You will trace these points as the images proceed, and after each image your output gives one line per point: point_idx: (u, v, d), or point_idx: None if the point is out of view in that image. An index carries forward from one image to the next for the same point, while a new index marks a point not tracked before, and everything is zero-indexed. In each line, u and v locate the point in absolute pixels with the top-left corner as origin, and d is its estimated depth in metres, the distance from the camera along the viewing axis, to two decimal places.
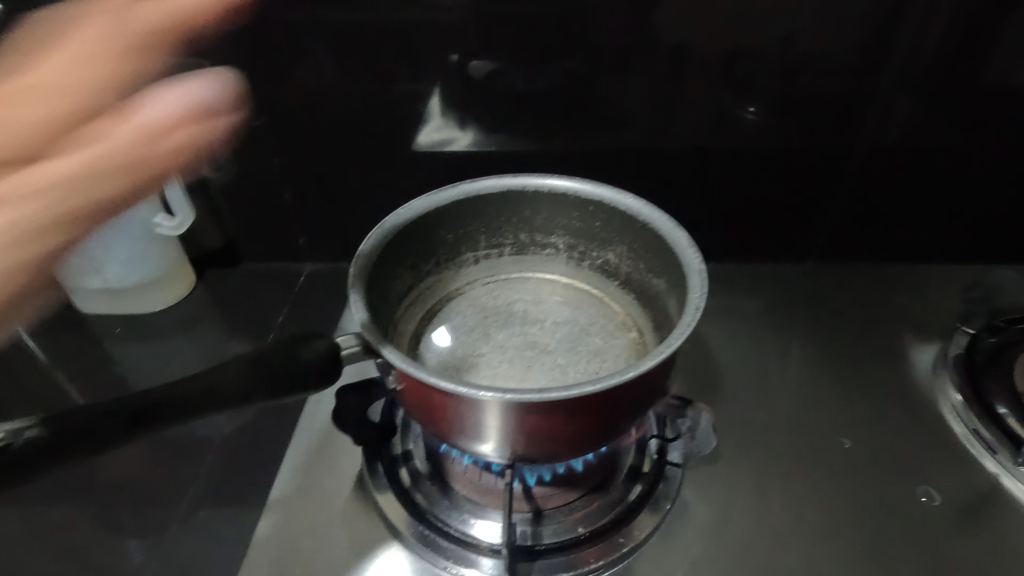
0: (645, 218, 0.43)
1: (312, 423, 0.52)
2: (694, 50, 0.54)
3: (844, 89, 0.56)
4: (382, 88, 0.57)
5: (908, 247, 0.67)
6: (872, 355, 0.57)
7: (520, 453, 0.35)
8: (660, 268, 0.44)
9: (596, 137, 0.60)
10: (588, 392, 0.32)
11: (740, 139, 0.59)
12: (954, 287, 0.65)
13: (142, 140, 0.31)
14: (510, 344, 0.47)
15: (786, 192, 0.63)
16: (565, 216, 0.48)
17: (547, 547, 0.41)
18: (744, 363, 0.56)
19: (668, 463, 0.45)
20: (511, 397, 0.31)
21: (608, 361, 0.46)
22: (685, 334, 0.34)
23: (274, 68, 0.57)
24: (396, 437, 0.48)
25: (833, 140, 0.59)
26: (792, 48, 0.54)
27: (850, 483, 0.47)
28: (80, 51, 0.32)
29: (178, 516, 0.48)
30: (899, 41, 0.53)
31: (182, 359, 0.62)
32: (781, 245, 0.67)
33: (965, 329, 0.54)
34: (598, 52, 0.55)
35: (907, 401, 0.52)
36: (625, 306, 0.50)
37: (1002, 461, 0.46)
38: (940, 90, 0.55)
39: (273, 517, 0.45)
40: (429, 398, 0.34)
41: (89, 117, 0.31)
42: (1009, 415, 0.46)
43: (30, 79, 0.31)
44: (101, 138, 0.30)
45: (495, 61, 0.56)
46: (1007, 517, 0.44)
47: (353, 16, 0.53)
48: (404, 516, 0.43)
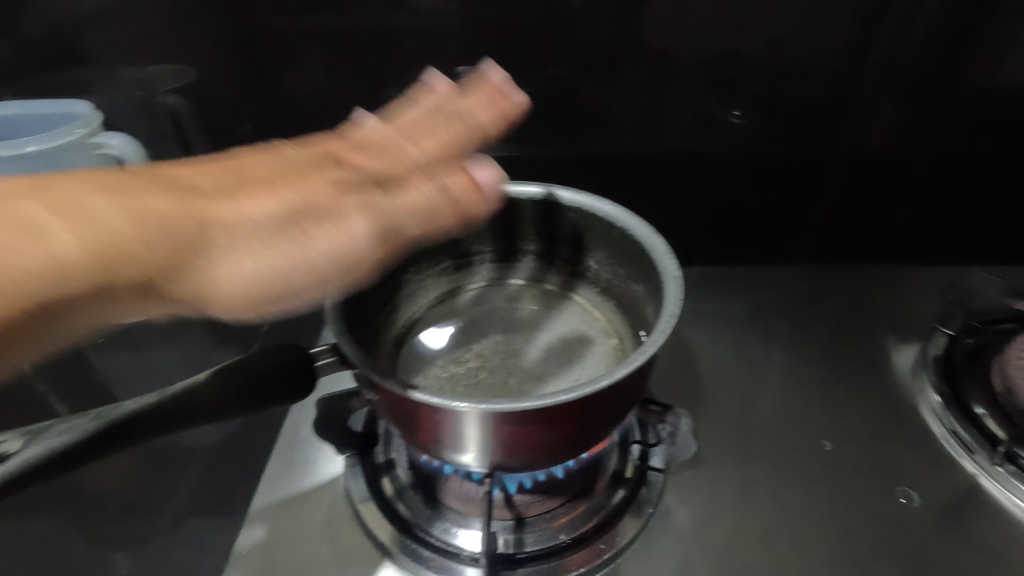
0: (623, 225, 0.43)
1: (294, 433, 0.52)
2: (679, 55, 0.54)
3: (825, 92, 0.56)
4: (366, 94, 0.57)
5: (888, 250, 0.67)
6: (855, 357, 0.57)
7: (499, 462, 0.35)
8: (639, 275, 0.44)
9: (580, 142, 0.60)
10: (562, 401, 0.32)
11: (723, 143, 0.60)
12: (934, 289, 0.65)
13: (462, 215, 0.36)
14: (490, 352, 0.47)
15: (769, 195, 0.64)
16: (545, 223, 0.48)
17: (529, 555, 0.41)
18: (728, 367, 0.57)
19: (650, 468, 0.45)
20: (485, 408, 0.31)
21: (588, 367, 0.47)
22: (660, 341, 0.34)
23: (259, 76, 0.57)
24: (378, 446, 0.48)
25: (814, 143, 0.60)
26: (776, 52, 0.54)
27: (832, 485, 0.47)
28: (398, 167, 0.42)
29: (162, 528, 0.47)
30: (878, 45, 0.54)
31: (166, 369, 0.61)
32: (765, 249, 0.68)
33: (944, 329, 0.54)
34: (581, 58, 0.55)
35: (889, 402, 0.52)
36: (605, 312, 0.50)
37: (980, 462, 0.46)
38: (918, 94, 0.56)
39: (256, 528, 0.46)
40: (406, 409, 0.34)
41: (318, 235, 0.35)
42: (986, 415, 0.48)
43: (345, 176, 0.40)
44: (422, 211, 0.36)
45: (481, 66, 0.56)
46: (986, 518, 0.44)
47: (337, 23, 0.53)
48: (387, 525, 0.43)
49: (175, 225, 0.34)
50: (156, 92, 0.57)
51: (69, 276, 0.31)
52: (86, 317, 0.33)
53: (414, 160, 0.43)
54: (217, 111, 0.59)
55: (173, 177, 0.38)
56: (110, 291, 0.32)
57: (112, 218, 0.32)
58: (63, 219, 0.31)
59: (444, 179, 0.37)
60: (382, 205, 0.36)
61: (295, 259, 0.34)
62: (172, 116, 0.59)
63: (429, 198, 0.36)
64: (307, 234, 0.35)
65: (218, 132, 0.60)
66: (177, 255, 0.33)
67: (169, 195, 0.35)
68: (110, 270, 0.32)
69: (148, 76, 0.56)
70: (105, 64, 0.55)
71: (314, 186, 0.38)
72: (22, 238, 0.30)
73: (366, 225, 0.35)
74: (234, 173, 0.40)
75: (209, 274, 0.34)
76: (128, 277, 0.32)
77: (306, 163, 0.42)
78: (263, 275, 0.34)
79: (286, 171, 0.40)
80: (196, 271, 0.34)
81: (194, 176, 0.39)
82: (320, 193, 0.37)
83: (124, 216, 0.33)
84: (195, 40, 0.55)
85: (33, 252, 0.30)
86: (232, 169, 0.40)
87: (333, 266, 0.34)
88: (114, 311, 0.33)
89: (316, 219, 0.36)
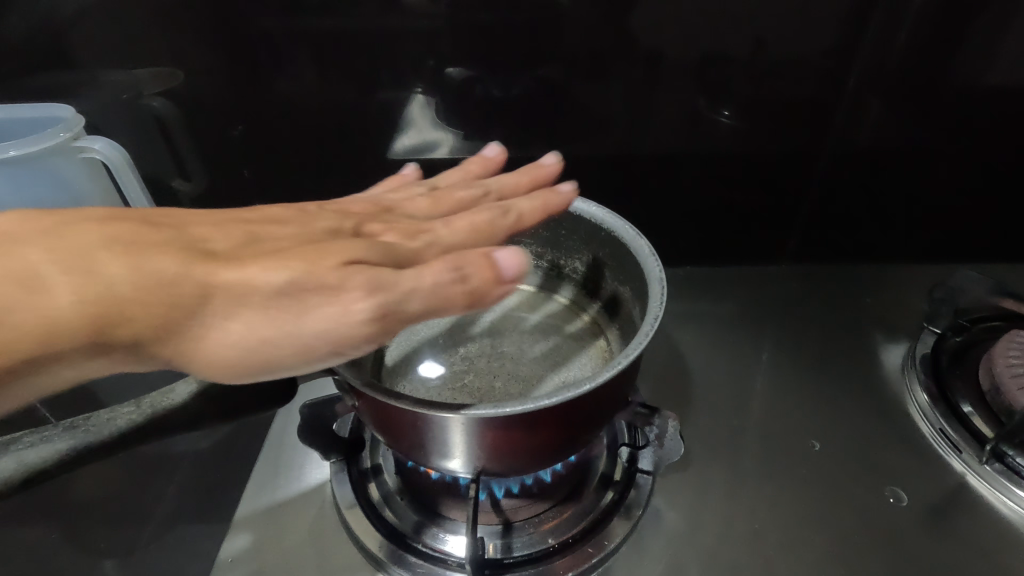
0: (608, 226, 0.43)
1: (281, 440, 0.52)
2: (668, 55, 0.54)
3: (812, 91, 0.56)
4: (352, 96, 0.57)
5: (877, 250, 0.67)
6: (844, 356, 0.57)
7: (484, 467, 0.35)
8: (625, 276, 0.44)
9: (568, 143, 0.60)
10: (544, 405, 0.31)
11: (712, 143, 0.60)
12: (923, 288, 0.66)
13: (473, 295, 0.33)
14: (477, 354, 0.47)
15: (758, 195, 0.64)
16: (532, 225, 0.48)
17: (518, 560, 0.40)
18: (719, 368, 0.56)
19: (639, 470, 0.45)
20: (467, 413, 0.31)
21: (575, 369, 0.46)
22: (643, 344, 0.34)
23: (244, 78, 0.56)
24: (366, 451, 0.48)
25: (801, 143, 0.60)
26: (765, 52, 0.54)
27: (820, 484, 0.47)
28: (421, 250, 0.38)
29: (148, 535, 0.46)
30: (864, 45, 0.54)
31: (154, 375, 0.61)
32: (754, 248, 0.68)
33: (931, 328, 0.54)
34: (568, 59, 0.55)
35: (878, 402, 0.53)
36: (593, 314, 0.50)
37: (968, 460, 0.46)
38: (905, 92, 0.56)
39: (241, 535, 0.46)
40: (388, 415, 0.34)
41: (312, 311, 0.32)
42: (973, 413, 0.47)
43: (360, 252, 0.35)
44: (429, 292, 0.32)
45: (469, 67, 0.55)
46: (975, 517, 0.44)
47: (322, 25, 0.53)
48: (374, 532, 0.43)
49: (174, 285, 0.32)
50: (141, 95, 0.57)
51: (61, 334, 0.30)
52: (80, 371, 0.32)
53: (444, 242, 0.40)
54: (202, 115, 0.58)
55: (188, 232, 0.37)
56: (104, 350, 0.32)
57: (115, 276, 0.32)
58: (66, 277, 0.31)
59: (459, 258, 0.33)
60: (390, 284, 0.32)
61: (289, 335, 0.31)
62: (157, 120, 0.58)
63: (436, 278, 0.32)
64: (304, 304, 0.32)
65: (204, 136, 0.60)
66: (170, 320, 0.32)
67: (175, 256, 0.34)
68: (105, 332, 0.31)
69: (132, 78, 0.56)
70: (88, 68, 0.55)
71: (323, 258, 0.34)
72: (23, 292, 0.30)
73: (367, 307, 0.31)
74: (252, 234, 0.38)
75: (203, 341, 0.32)
76: (122, 340, 0.31)
77: (323, 235, 0.39)
78: (248, 346, 0.32)
79: (300, 241, 0.37)
80: (190, 337, 0.32)
81: (210, 233, 0.37)
82: (325, 265, 0.34)
83: (128, 275, 0.32)
84: (179, 42, 0.54)
85: (32, 309, 0.30)
86: (252, 229, 0.39)
87: (327, 345, 0.32)
88: (105, 367, 0.32)
89: (316, 291, 0.32)
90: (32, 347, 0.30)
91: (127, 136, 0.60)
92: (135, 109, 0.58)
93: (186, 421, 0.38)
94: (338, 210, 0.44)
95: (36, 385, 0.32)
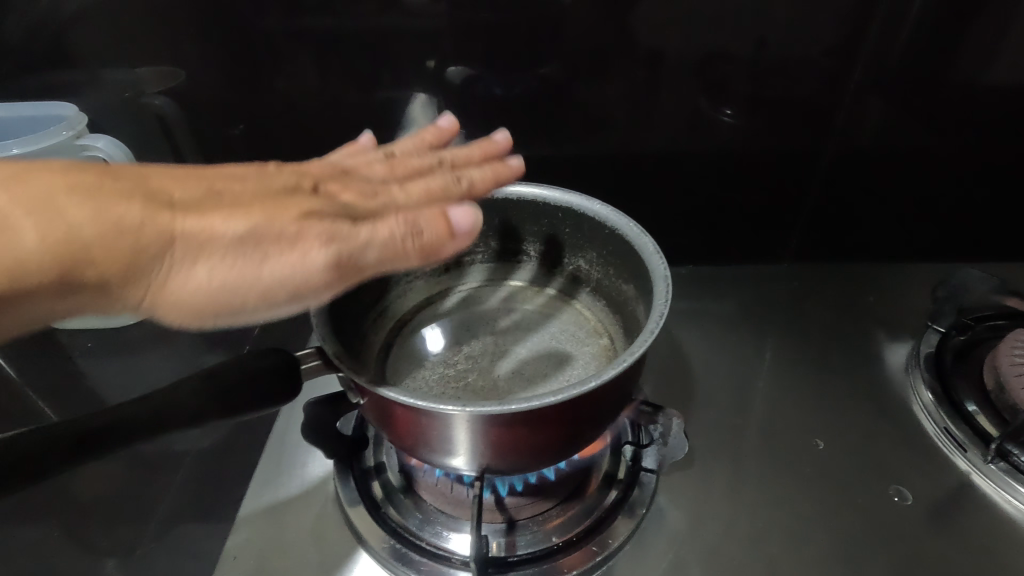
0: (612, 224, 0.43)
1: (283, 438, 0.51)
2: (670, 54, 0.54)
3: (814, 90, 0.56)
4: (354, 95, 0.57)
5: (879, 248, 0.67)
6: (846, 355, 0.57)
7: (488, 465, 0.35)
8: (629, 275, 0.44)
9: (570, 142, 0.60)
10: (549, 403, 0.31)
11: (714, 142, 0.60)
12: (925, 286, 0.65)
13: (426, 250, 0.33)
14: (480, 353, 0.47)
15: (760, 194, 0.64)
16: (535, 223, 0.48)
17: (521, 558, 0.40)
18: (720, 367, 0.56)
19: (642, 469, 0.45)
20: (471, 410, 0.31)
21: (578, 368, 0.46)
22: (648, 341, 0.33)
23: (245, 77, 0.56)
24: (368, 449, 0.48)
25: (804, 142, 0.60)
26: (767, 51, 0.54)
27: (823, 482, 0.47)
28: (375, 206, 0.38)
29: (150, 534, 0.47)
30: (866, 44, 0.53)
31: (156, 373, 0.61)
32: (757, 247, 0.68)
33: (936, 326, 0.54)
34: (570, 58, 0.55)
35: (880, 400, 0.53)
36: (596, 312, 0.50)
37: (972, 459, 0.46)
38: (908, 91, 0.56)
39: (244, 532, 0.45)
40: (392, 412, 0.34)
41: (271, 258, 0.31)
42: (977, 412, 0.47)
43: (315, 207, 0.35)
44: (383, 244, 0.33)
45: (471, 66, 0.55)
46: (979, 516, 0.44)
47: (324, 24, 0.53)
48: (377, 531, 0.43)
49: (142, 229, 0.30)
50: (143, 94, 0.57)
51: (27, 270, 0.28)
52: (41, 311, 0.30)
53: (399, 203, 0.39)
54: (204, 113, 0.58)
55: (144, 176, 0.34)
56: (69, 291, 0.30)
57: (76, 219, 0.29)
58: (32, 215, 0.29)
59: (413, 216, 0.34)
60: (345, 236, 0.33)
61: (249, 280, 0.31)
62: (158, 119, 0.58)
63: (391, 231, 0.32)
64: (263, 252, 0.32)
65: (205, 135, 0.60)
66: (135, 262, 0.30)
67: (135, 200, 0.32)
68: (74, 269, 0.29)
69: (134, 78, 0.56)
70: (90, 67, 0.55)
71: (282, 211, 0.34)
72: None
73: (325, 255, 0.32)
74: (206, 182, 0.36)
75: (165, 287, 0.31)
76: (90, 280, 0.30)
77: (282, 187, 0.38)
78: (212, 292, 0.31)
79: (262, 194, 0.36)
80: (154, 285, 0.31)
81: (164, 177, 0.35)
82: (284, 216, 0.33)
83: (90, 217, 0.29)
84: (180, 41, 0.54)
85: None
86: (204, 176, 0.36)
87: (286, 291, 0.31)
88: (72, 308, 0.30)
89: (274, 241, 0.32)
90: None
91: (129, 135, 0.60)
92: (137, 109, 0.58)
93: (190, 416, 0.36)
94: (296, 168, 0.41)
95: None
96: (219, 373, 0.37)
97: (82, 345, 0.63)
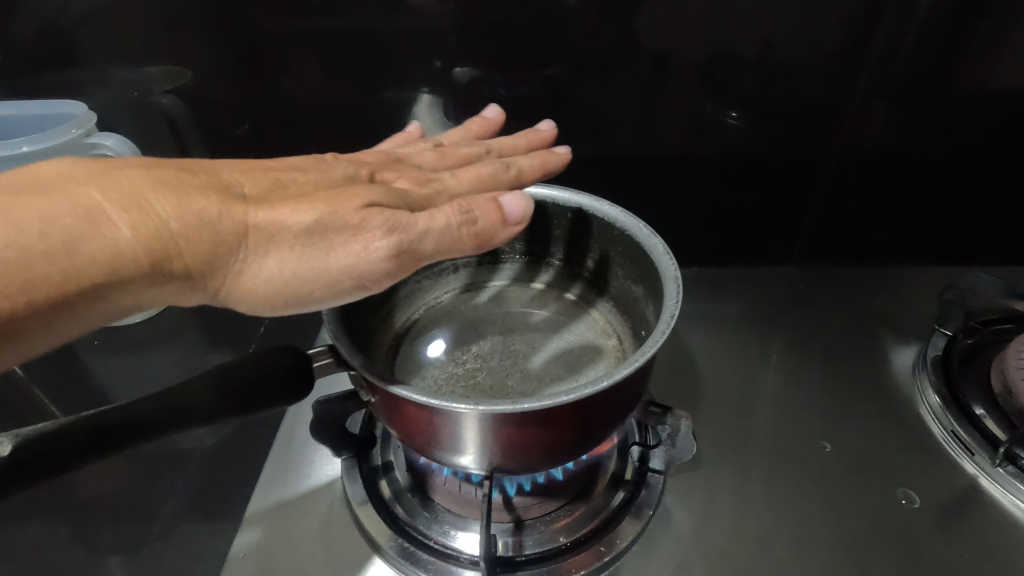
0: (621, 225, 0.43)
1: (291, 435, 0.51)
2: (676, 56, 0.54)
3: (821, 92, 0.56)
4: (362, 95, 0.57)
5: (885, 251, 0.67)
6: (852, 357, 0.57)
7: (497, 464, 0.35)
8: (638, 275, 0.44)
9: (577, 142, 0.60)
10: (561, 402, 0.31)
11: (721, 143, 0.60)
12: (931, 289, 0.65)
13: (480, 238, 0.33)
14: (489, 352, 0.47)
15: (766, 197, 0.64)
16: (544, 223, 0.48)
17: (528, 557, 0.40)
18: (726, 369, 0.56)
19: (649, 470, 0.45)
20: (483, 408, 0.31)
21: (587, 368, 0.46)
22: (660, 341, 0.34)
23: (254, 76, 0.56)
24: (376, 448, 0.48)
25: (810, 144, 0.60)
26: (773, 54, 0.54)
27: (830, 484, 0.47)
28: (433, 195, 0.38)
29: (156, 532, 0.47)
30: (874, 46, 0.53)
31: (163, 371, 0.61)
32: (762, 249, 0.68)
33: (943, 330, 0.54)
34: (577, 58, 0.55)
35: (886, 403, 0.53)
36: (604, 313, 0.50)
37: (980, 463, 0.46)
38: (915, 93, 0.56)
39: (252, 530, 0.45)
40: (402, 410, 0.34)
41: (339, 252, 0.31)
42: (985, 416, 0.47)
43: (377, 196, 0.34)
44: (441, 234, 0.32)
45: (477, 67, 0.55)
46: (986, 519, 0.44)
47: (332, 24, 0.53)
48: (385, 529, 0.43)
49: (217, 223, 0.31)
50: (151, 93, 0.57)
51: (120, 266, 0.29)
52: (127, 301, 0.31)
53: (452, 190, 0.39)
54: (211, 112, 0.59)
55: (218, 175, 0.35)
56: (157, 282, 0.31)
57: (163, 212, 0.30)
58: (122, 210, 0.30)
59: (466, 203, 0.34)
60: (405, 224, 0.32)
61: (317, 271, 0.31)
62: (166, 118, 0.59)
63: (449, 220, 0.32)
64: (331, 241, 0.32)
65: (212, 134, 0.60)
66: (215, 255, 0.31)
67: (212, 193, 0.33)
68: (161, 262, 0.30)
69: (142, 77, 0.56)
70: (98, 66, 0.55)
71: (346, 199, 0.33)
72: (82, 228, 0.29)
73: (388, 244, 0.31)
74: (271, 173, 0.37)
75: (243, 276, 0.32)
76: (178, 272, 0.31)
77: (342, 177, 0.38)
78: (289, 280, 0.31)
79: (322, 183, 0.37)
80: (233, 275, 0.31)
81: (235, 173, 0.35)
82: (347, 204, 0.33)
83: (175, 211, 0.31)
84: (187, 41, 0.54)
85: (91, 242, 0.29)
86: (269, 168, 0.37)
87: (353, 280, 0.31)
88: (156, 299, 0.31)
89: (341, 231, 0.32)
90: (94, 280, 0.29)
91: (136, 134, 0.60)
92: (145, 107, 0.58)
93: (201, 416, 0.36)
94: (351, 159, 0.42)
95: (81, 321, 0.30)
96: (233, 374, 0.37)
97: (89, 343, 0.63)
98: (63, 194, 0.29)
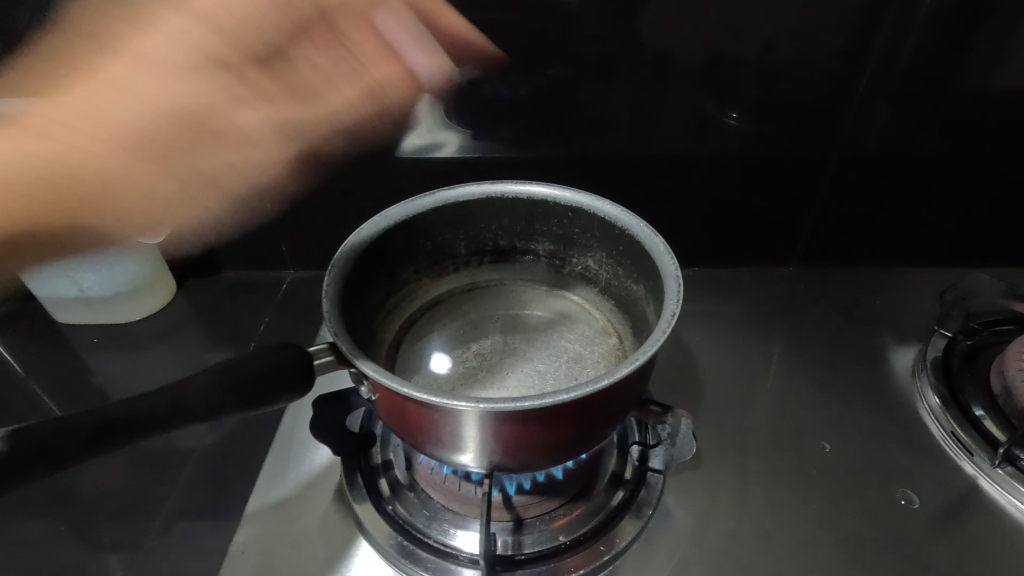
0: (622, 225, 0.43)
1: (291, 433, 0.51)
2: (677, 58, 0.54)
3: (822, 93, 0.56)
4: None
5: (886, 252, 0.67)
6: (852, 358, 0.57)
7: (498, 462, 0.35)
8: (639, 275, 0.44)
9: (578, 143, 0.60)
10: (562, 400, 0.31)
11: (722, 144, 0.60)
12: (932, 290, 0.65)
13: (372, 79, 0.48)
14: (490, 352, 0.48)
15: (767, 198, 0.64)
16: (544, 223, 0.48)
17: (528, 556, 0.40)
18: (725, 368, 0.57)
19: (649, 469, 0.45)
20: (484, 407, 0.31)
21: (587, 368, 0.47)
22: (661, 341, 0.34)
23: None
24: (376, 447, 0.48)
25: (811, 145, 0.60)
26: (774, 55, 0.54)
27: (828, 483, 0.47)
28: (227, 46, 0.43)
29: (156, 529, 0.47)
30: (875, 48, 0.53)
31: (163, 368, 0.61)
32: (763, 249, 0.68)
33: (942, 332, 0.54)
34: (579, 59, 0.55)
35: (886, 403, 0.53)
36: (604, 312, 0.50)
37: (979, 464, 0.46)
38: (916, 95, 0.56)
39: (251, 528, 0.45)
40: (404, 408, 0.34)
41: (228, 116, 0.45)
42: (985, 416, 0.47)
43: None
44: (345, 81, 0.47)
45: (478, 67, 0.55)
46: (986, 520, 0.44)
47: None
48: (385, 528, 0.43)
49: (50, 180, 0.41)
50: None
51: (46, 217, 0.42)
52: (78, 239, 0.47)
53: (326, 64, 0.46)
54: None
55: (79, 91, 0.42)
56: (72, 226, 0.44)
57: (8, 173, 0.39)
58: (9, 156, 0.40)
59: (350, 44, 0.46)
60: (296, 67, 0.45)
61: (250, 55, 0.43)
62: None
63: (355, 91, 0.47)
64: (184, 153, 0.45)
65: None
66: (57, 193, 0.41)
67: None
68: (69, 204, 0.42)
69: None
70: None
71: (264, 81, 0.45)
72: (67, 178, 0.41)
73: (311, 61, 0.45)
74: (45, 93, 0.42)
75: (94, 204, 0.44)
76: (87, 221, 0.45)
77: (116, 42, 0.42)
78: (116, 179, 0.43)
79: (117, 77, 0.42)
80: (83, 205, 0.43)
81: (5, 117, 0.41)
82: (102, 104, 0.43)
83: (19, 170, 0.40)
84: None
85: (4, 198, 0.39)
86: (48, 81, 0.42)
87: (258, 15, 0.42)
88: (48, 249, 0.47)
89: (203, 129, 0.45)
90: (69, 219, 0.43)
91: None
92: None
93: (203, 411, 0.36)
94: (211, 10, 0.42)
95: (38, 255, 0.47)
96: (235, 369, 0.37)
97: (89, 341, 0.64)
98: (34, 144, 0.41)
